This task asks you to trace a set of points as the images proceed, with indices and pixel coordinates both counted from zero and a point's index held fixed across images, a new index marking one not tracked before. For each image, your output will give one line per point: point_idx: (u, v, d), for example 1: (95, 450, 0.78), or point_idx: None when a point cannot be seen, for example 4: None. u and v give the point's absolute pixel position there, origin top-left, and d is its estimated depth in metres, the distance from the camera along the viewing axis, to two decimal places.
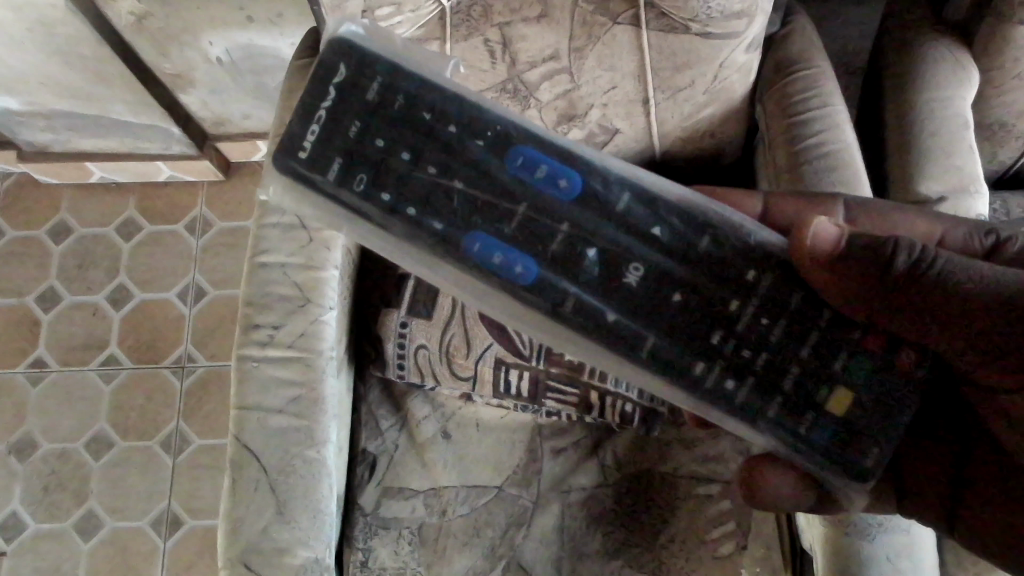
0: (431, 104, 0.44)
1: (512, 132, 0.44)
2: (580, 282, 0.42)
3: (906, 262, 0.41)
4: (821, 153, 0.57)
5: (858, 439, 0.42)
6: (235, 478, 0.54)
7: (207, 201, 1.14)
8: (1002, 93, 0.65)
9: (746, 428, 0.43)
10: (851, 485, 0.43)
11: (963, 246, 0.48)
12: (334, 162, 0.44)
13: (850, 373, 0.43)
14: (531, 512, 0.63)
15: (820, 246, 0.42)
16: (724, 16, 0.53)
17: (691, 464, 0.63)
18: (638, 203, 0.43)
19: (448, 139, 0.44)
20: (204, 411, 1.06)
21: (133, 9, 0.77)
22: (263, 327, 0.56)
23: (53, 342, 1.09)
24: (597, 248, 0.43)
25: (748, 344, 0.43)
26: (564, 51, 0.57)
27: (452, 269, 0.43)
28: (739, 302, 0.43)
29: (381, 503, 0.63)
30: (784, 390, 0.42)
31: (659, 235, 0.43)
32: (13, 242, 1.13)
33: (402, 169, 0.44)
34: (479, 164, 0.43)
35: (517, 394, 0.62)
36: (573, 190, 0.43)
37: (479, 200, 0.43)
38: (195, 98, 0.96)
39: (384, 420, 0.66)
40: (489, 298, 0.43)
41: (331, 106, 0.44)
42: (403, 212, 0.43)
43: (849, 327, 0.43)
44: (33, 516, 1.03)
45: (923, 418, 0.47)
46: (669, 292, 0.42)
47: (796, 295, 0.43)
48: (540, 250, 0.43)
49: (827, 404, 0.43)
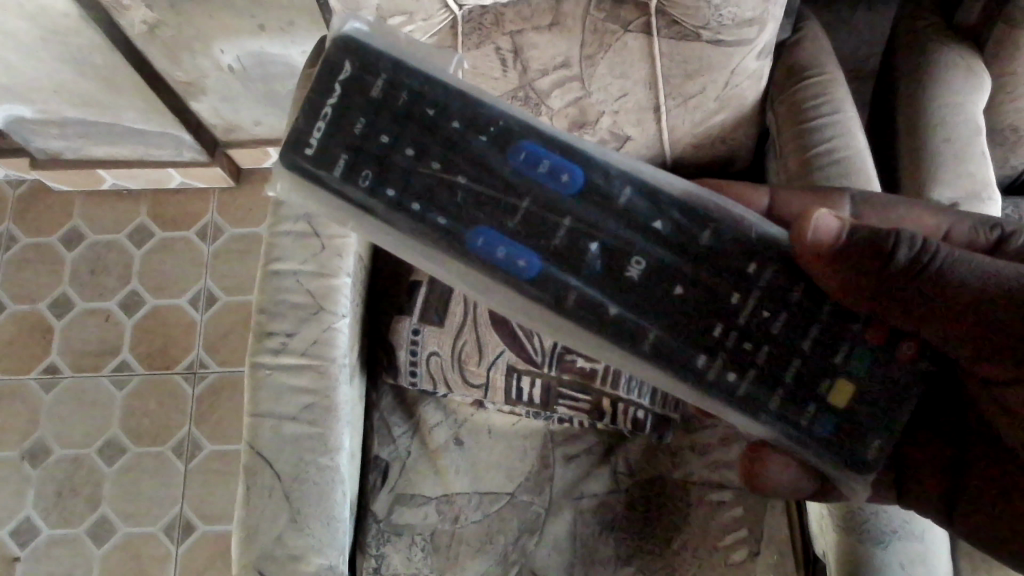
0: (435, 100, 0.45)
1: (514, 128, 0.44)
2: (583, 276, 0.43)
3: (908, 256, 0.40)
4: (833, 158, 0.57)
5: (859, 431, 0.43)
6: (249, 484, 0.54)
7: (219, 207, 1.14)
8: (1014, 98, 0.65)
9: (750, 422, 0.43)
10: (852, 480, 0.43)
11: (969, 239, 0.47)
12: (339, 158, 0.44)
13: (851, 364, 0.43)
14: (543, 518, 0.63)
15: (822, 238, 0.41)
16: (734, 23, 0.53)
17: (703, 470, 0.63)
18: (639, 197, 0.44)
19: (451, 136, 0.44)
20: (216, 418, 1.06)
21: (146, 18, 0.78)
22: (277, 334, 0.56)
23: (66, 348, 1.09)
24: (599, 242, 0.43)
25: (751, 337, 0.43)
26: (575, 58, 0.57)
27: (457, 266, 0.43)
28: (741, 295, 0.43)
29: (393, 510, 0.63)
30: (786, 383, 0.42)
31: (661, 229, 0.43)
32: (26, 248, 1.14)
33: (406, 164, 0.44)
34: (483, 160, 0.44)
35: (529, 401, 0.63)
36: (575, 184, 0.43)
37: (481, 194, 0.43)
38: (206, 106, 0.96)
39: (396, 426, 0.66)
40: (495, 295, 0.44)
41: (337, 103, 0.44)
42: (408, 207, 0.43)
43: (851, 319, 0.43)
44: (46, 521, 1.03)
45: (928, 416, 0.47)
46: (673, 285, 0.43)
47: (797, 288, 0.43)
48: (542, 245, 0.43)
49: (827, 397, 0.43)
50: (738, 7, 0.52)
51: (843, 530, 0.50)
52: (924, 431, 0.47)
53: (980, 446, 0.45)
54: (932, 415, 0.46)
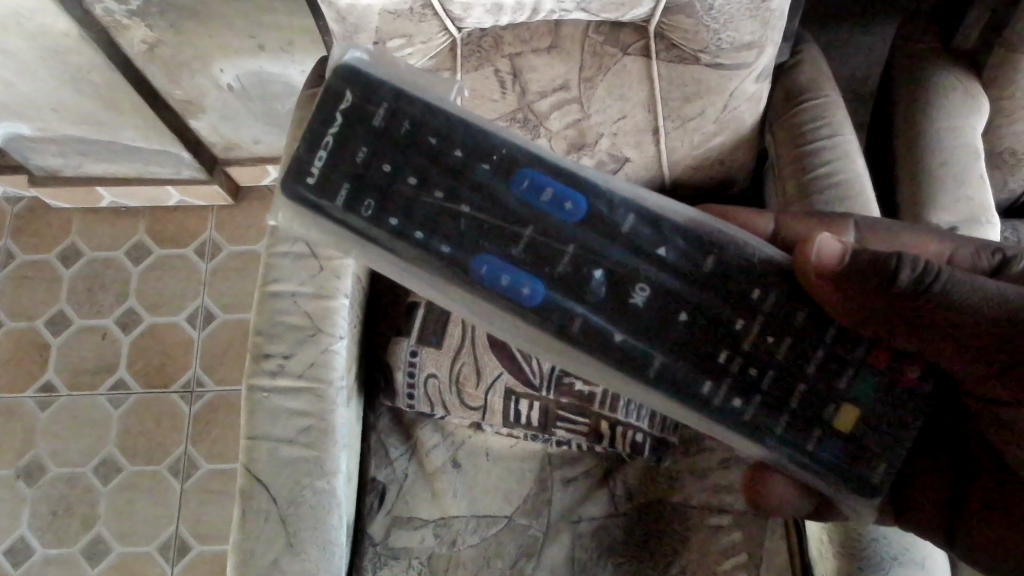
0: (438, 124, 0.45)
1: (516, 155, 0.44)
2: (587, 304, 0.42)
3: (911, 277, 0.40)
4: (833, 183, 0.56)
5: (865, 454, 0.42)
6: (245, 508, 0.53)
7: (217, 224, 1.14)
8: (1012, 121, 0.65)
9: (754, 447, 0.42)
10: (856, 501, 0.43)
11: (971, 264, 0.47)
12: (341, 187, 0.44)
13: (857, 389, 0.42)
14: (541, 542, 0.63)
15: (825, 260, 0.41)
16: (734, 47, 0.53)
17: (702, 495, 0.61)
18: (644, 225, 0.43)
19: (453, 164, 0.44)
20: (214, 436, 1.05)
21: (146, 37, 0.78)
22: (274, 357, 0.56)
23: (62, 366, 1.09)
24: (604, 269, 0.43)
25: (755, 362, 0.42)
26: (574, 81, 0.58)
27: (460, 292, 0.43)
28: (745, 321, 0.43)
29: (390, 534, 0.62)
30: (791, 408, 0.42)
31: (666, 256, 0.43)
32: (24, 266, 1.14)
33: (408, 193, 0.44)
34: (487, 188, 0.44)
35: (527, 423, 0.62)
36: (578, 213, 0.43)
37: (485, 222, 0.43)
38: (206, 124, 0.96)
39: (394, 448, 0.66)
40: (499, 321, 0.43)
41: (338, 132, 0.44)
42: (410, 236, 0.43)
43: (855, 343, 0.43)
44: (42, 540, 1.03)
45: (930, 439, 0.46)
46: (678, 313, 0.42)
47: (802, 313, 0.43)
48: (546, 272, 0.43)
49: (833, 421, 0.42)
50: (737, 31, 0.52)
51: (843, 557, 0.49)
52: (925, 455, 0.46)
53: (981, 466, 0.44)
54: (930, 442, 0.46)
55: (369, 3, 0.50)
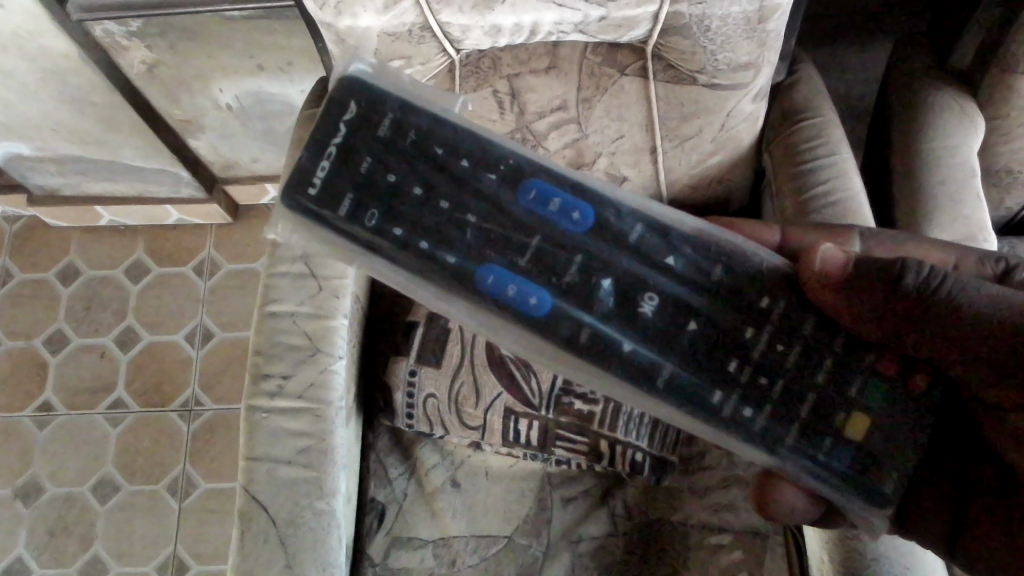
0: (443, 141, 0.45)
1: (524, 167, 0.45)
2: (595, 313, 0.42)
3: (916, 281, 0.40)
4: (830, 201, 0.56)
5: (878, 463, 0.42)
6: (244, 530, 0.53)
7: (217, 243, 1.15)
8: (1009, 141, 0.65)
9: (765, 457, 0.42)
10: (871, 512, 0.42)
11: (975, 273, 0.47)
12: (346, 197, 0.44)
13: (866, 397, 0.42)
14: (541, 562, 0.62)
15: (829, 268, 0.42)
16: (731, 67, 0.54)
17: (704, 513, 0.62)
18: (652, 234, 0.44)
19: (461, 173, 0.44)
20: (212, 455, 1.05)
21: (145, 58, 0.78)
22: (273, 377, 0.56)
23: (61, 385, 1.09)
24: (611, 277, 0.43)
25: (765, 371, 0.42)
26: (572, 101, 0.58)
27: (466, 305, 0.43)
28: (754, 330, 0.43)
29: (390, 554, 0.62)
30: (802, 416, 0.42)
31: (674, 265, 0.43)
32: (23, 284, 1.14)
33: (416, 202, 0.44)
34: (495, 199, 0.44)
35: (526, 443, 0.62)
36: (586, 223, 0.44)
37: (491, 233, 0.43)
38: (204, 143, 0.96)
39: (393, 468, 0.66)
40: (508, 334, 0.43)
41: (342, 143, 0.45)
42: (416, 245, 0.43)
43: (864, 349, 0.43)
44: (39, 561, 1.02)
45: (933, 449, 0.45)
46: (687, 320, 0.43)
47: (810, 322, 0.43)
48: (554, 282, 0.43)
49: (845, 429, 0.42)
50: (734, 52, 0.53)
51: None
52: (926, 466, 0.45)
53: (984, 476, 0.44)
54: (931, 458, 0.45)
55: (368, 24, 0.50)
